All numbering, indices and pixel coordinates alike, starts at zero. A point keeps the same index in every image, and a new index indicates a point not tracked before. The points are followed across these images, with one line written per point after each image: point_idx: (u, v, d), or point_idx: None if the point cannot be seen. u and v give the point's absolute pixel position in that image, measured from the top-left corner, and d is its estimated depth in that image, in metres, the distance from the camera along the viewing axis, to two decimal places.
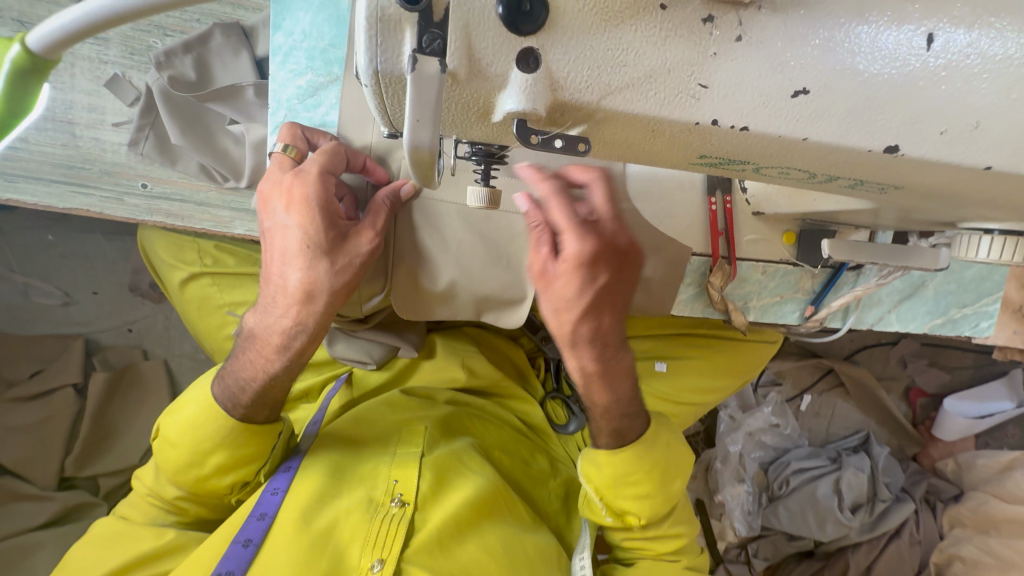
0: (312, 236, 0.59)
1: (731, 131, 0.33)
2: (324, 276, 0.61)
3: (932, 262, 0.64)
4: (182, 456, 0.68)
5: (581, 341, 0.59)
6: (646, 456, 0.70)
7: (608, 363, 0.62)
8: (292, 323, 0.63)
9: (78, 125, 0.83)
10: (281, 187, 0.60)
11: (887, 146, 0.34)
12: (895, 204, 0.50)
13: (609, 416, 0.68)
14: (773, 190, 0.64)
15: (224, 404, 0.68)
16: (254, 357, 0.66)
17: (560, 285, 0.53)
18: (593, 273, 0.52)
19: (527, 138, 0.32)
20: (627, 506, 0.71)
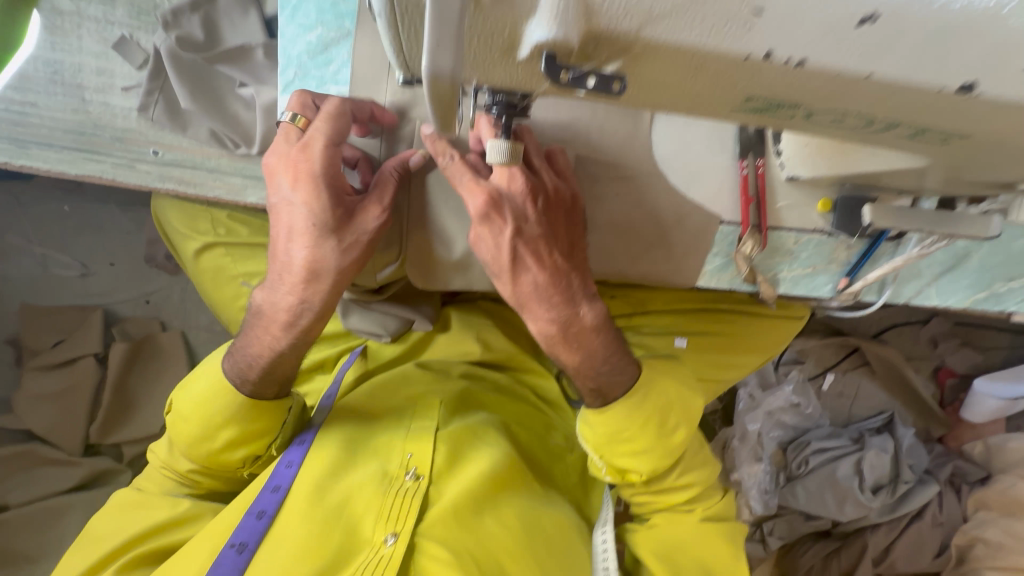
0: (317, 214, 0.59)
1: (785, 67, 0.29)
2: (329, 254, 0.60)
3: (982, 231, 0.59)
4: (192, 431, 0.68)
5: (529, 300, 0.62)
6: (638, 410, 0.66)
7: (565, 319, 0.63)
8: (297, 301, 0.63)
9: (87, 89, 0.81)
10: (286, 159, 0.59)
11: (962, 84, 0.30)
12: (950, 162, 0.46)
13: (584, 376, 0.66)
14: (815, 151, 0.59)
15: (234, 381, 0.68)
16: (263, 334, 0.66)
17: (481, 249, 0.61)
18: (499, 226, 0.59)
19: (556, 76, 0.29)
20: (627, 464, 0.69)
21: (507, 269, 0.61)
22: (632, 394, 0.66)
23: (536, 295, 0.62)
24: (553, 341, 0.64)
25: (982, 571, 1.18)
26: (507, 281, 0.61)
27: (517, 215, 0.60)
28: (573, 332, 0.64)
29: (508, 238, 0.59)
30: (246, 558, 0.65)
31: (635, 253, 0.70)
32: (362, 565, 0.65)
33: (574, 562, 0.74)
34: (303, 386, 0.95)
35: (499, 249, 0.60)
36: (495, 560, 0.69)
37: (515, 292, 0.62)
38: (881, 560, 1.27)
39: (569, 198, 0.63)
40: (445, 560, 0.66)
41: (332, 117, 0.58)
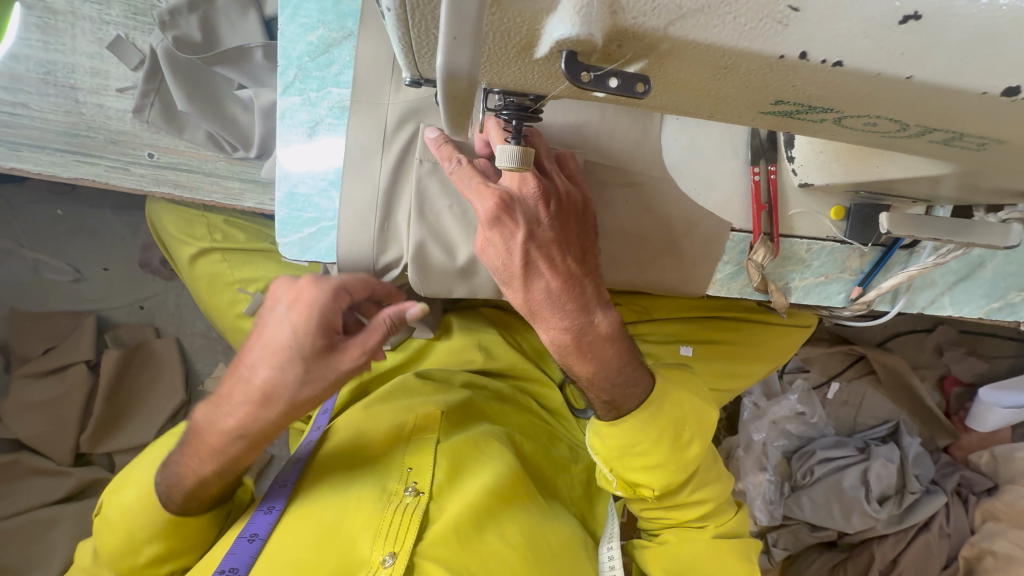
0: (297, 343, 0.57)
1: (821, 67, 0.27)
2: (288, 381, 0.57)
3: (1001, 240, 0.58)
4: (117, 543, 0.63)
5: (541, 306, 0.60)
6: (653, 423, 0.64)
7: (579, 328, 0.61)
8: (234, 426, 0.58)
9: (81, 90, 0.79)
10: (291, 285, 0.59)
11: (1007, 88, 0.28)
12: (977, 169, 0.44)
13: (597, 387, 0.64)
14: (831, 157, 0.57)
15: (160, 496, 0.63)
16: (193, 454, 0.60)
17: (491, 254, 0.59)
18: (512, 231, 0.57)
19: (577, 76, 0.27)
20: (639, 478, 0.67)
21: (519, 275, 0.59)
22: (647, 407, 0.64)
23: (549, 302, 0.60)
24: (567, 353, 0.62)
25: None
26: (519, 289, 0.59)
27: (530, 219, 0.58)
28: (588, 342, 0.62)
29: (520, 242, 0.57)
30: None
31: (644, 260, 0.69)
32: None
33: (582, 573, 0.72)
34: None
35: (510, 255, 0.58)
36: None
37: (526, 300, 0.60)
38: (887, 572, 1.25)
39: (580, 201, 0.61)
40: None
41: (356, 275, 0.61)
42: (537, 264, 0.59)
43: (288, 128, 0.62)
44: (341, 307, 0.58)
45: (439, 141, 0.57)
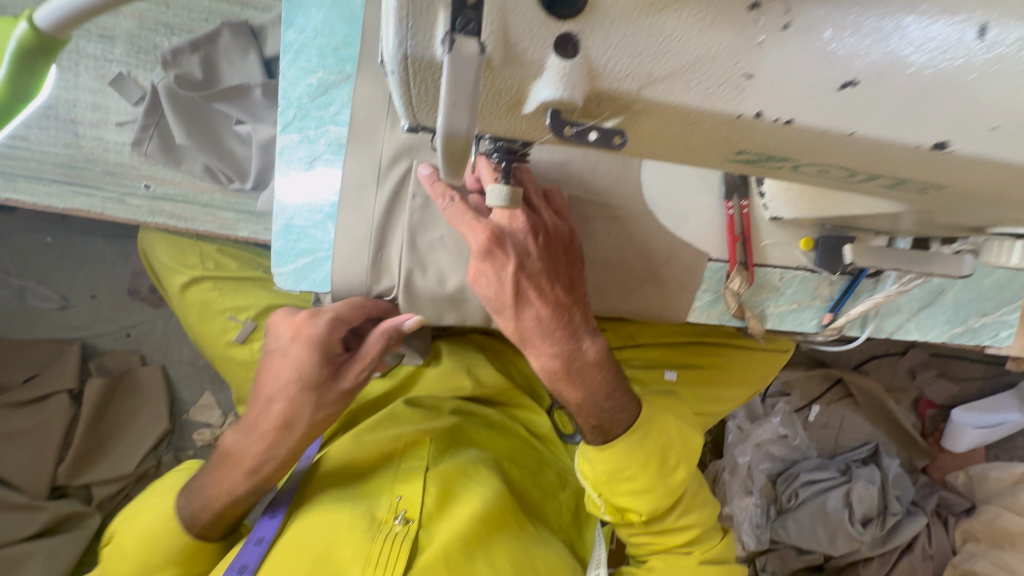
0: (301, 373, 0.65)
1: (775, 125, 0.31)
2: (305, 407, 0.66)
3: (956, 269, 0.62)
4: (132, 568, 0.67)
5: (531, 335, 0.63)
6: (640, 448, 0.66)
7: (568, 355, 0.64)
8: (264, 449, 0.66)
9: (81, 124, 0.82)
10: (294, 320, 0.67)
11: (936, 142, 0.32)
12: (926, 207, 0.49)
13: (587, 413, 0.66)
14: (797, 195, 0.62)
15: (184, 520, 0.68)
16: (222, 477, 0.67)
17: (484, 284, 0.61)
18: (502, 261, 0.60)
19: (561, 130, 0.30)
20: (626, 503, 0.68)
21: (510, 304, 0.62)
22: (634, 432, 0.66)
23: (539, 330, 0.62)
24: (557, 378, 0.64)
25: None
26: (510, 317, 0.62)
27: (519, 251, 0.61)
28: (576, 368, 0.64)
29: (510, 273, 0.60)
30: None
31: (627, 289, 0.72)
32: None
33: None
34: None
35: (502, 284, 0.61)
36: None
37: (517, 327, 0.63)
38: None
39: (568, 235, 0.65)
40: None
41: (349, 300, 0.66)
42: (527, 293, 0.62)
43: (287, 164, 0.65)
44: (335, 335, 0.65)
45: (431, 179, 0.60)
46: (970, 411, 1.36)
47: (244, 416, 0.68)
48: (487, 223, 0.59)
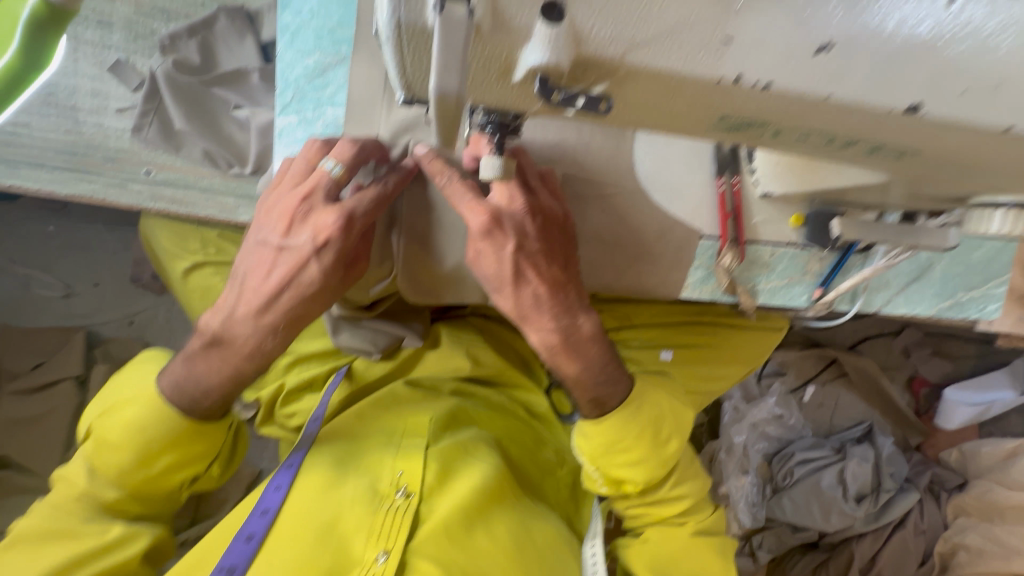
0: (329, 274, 0.60)
1: (755, 89, 0.32)
2: (322, 304, 0.62)
3: (942, 241, 0.64)
4: (128, 457, 0.63)
5: (530, 312, 0.64)
6: (633, 420, 0.68)
7: (564, 330, 0.66)
8: (278, 342, 0.63)
9: (82, 110, 0.83)
10: (318, 221, 0.58)
11: (909, 104, 0.33)
12: (909, 177, 0.50)
13: (583, 387, 0.68)
14: (785, 169, 0.63)
15: (176, 401, 0.63)
16: (221, 364, 0.62)
17: (484, 263, 0.63)
18: (501, 241, 0.61)
19: (549, 95, 0.32)
20: (620, 474, 0.70)
21: (509, 282, 0.63)
22: (628, 404, 0.68)
23: (537, 306, 0.64)
24: (555, 352, 0.66)
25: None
26: (508, 295, 0.64)
27: (518, 231, 0.62)
28: (574, 342, 0.66)
29: (510, 253, 0.61)
30: None
31: (620, 266, 0.74)
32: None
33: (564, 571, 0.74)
34: (293, 404, 0.97)
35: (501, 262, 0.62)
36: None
37: (516, 304, 0.64)
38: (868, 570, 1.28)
39: (564, 217, 0.66)
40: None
41: (376, 196, 0.60)
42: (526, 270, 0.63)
43: (287, 145, 0.67)
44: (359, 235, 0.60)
45: (429, 160, 0.61)
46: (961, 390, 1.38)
47: (244, 300, 0.61)
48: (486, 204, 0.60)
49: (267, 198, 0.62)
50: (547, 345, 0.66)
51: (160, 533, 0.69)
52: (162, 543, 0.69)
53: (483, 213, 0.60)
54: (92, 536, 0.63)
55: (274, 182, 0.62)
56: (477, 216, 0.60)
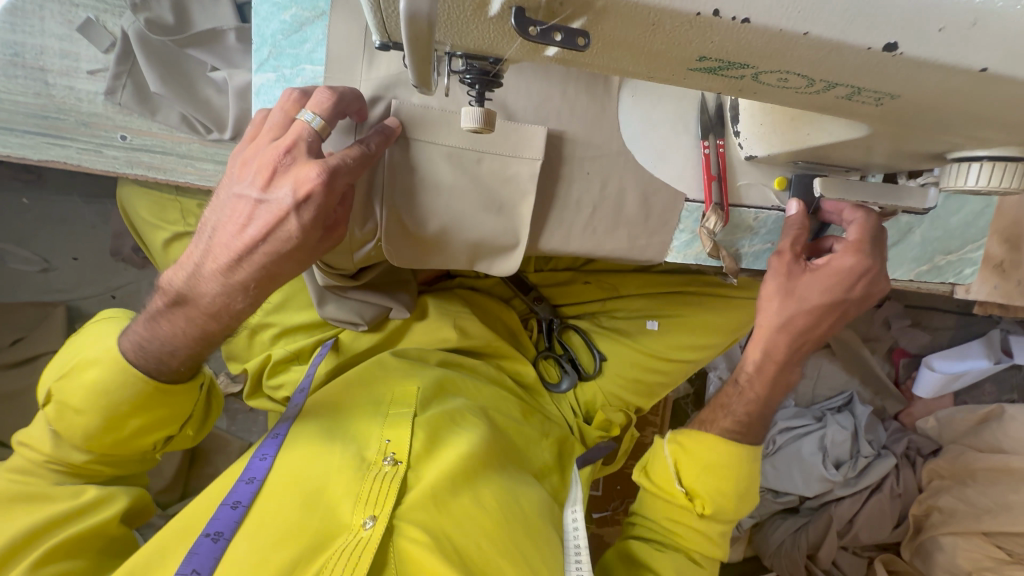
0: (299, 234, 0.59)
1: (733, 24, 0.32)
2: (288, 265, 0.61)
3: (920, 202, 0.65)
4: (91, 422, 0.65)
5: (785, 338, 0.73)
6: (735, 457, 0.74)
7: (796, 351, 0.74)
8: (243, 302, 0.62)
9: (51, 72, 0.80)
10: (300, 175, 0.56)
11: (885, 44, 0.33)
12: (890, 130, 0.50)
13: (750, 398, 0.77)
14: (770, 129, 0.63)
15: (143, 366, 0.64)
16: (183, 321, 0.62)
17: (811, 288, 0.70)
18: (851, 285, 0.69)
19: (526, 29, 0.32)
20: (704, 492, 0.75)
21: (841, 303, 0.71)
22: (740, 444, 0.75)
23: (789, 337, 0.73)
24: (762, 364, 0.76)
25: (941, 537, 1.24)
26: (800, 308, 0.71)
27: (839, 281, 0.69)
28: (767, 369, 0.76)
29: (840, 293, 0.70)
30: (222, 545, 0.63)
31: (604, 230, 0.74)
32: (341, 548, 0.63)
33: (551, 542, 0.74)
34: (279, 376, 0.97)
35: (838, 287, 0.69)
36: (475, 544, 0.68)
37: (806, 312, 0.71)
38: (845, 533, 1.33)
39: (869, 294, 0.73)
40: (425, 544, 0.65)
41: (360, 156, 0.58)
42: (853, 301, 0.71)
43: (264, 102, 0.67)
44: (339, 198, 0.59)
45: (866, 216, 0.69)
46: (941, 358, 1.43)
47: (210, 255, 0.60)
48: (870, 257, 0.68)
49: (244, 150, 0.60)
50: (771, 349, 0.74)
51: (136, 493, 0.73)
52: (141, 502, 0.74)
53: (859, 259, 0.68)
54: (65, 500, 0.67)
55: (250, 135, 0.60)
56: (851, 258, 0.68)
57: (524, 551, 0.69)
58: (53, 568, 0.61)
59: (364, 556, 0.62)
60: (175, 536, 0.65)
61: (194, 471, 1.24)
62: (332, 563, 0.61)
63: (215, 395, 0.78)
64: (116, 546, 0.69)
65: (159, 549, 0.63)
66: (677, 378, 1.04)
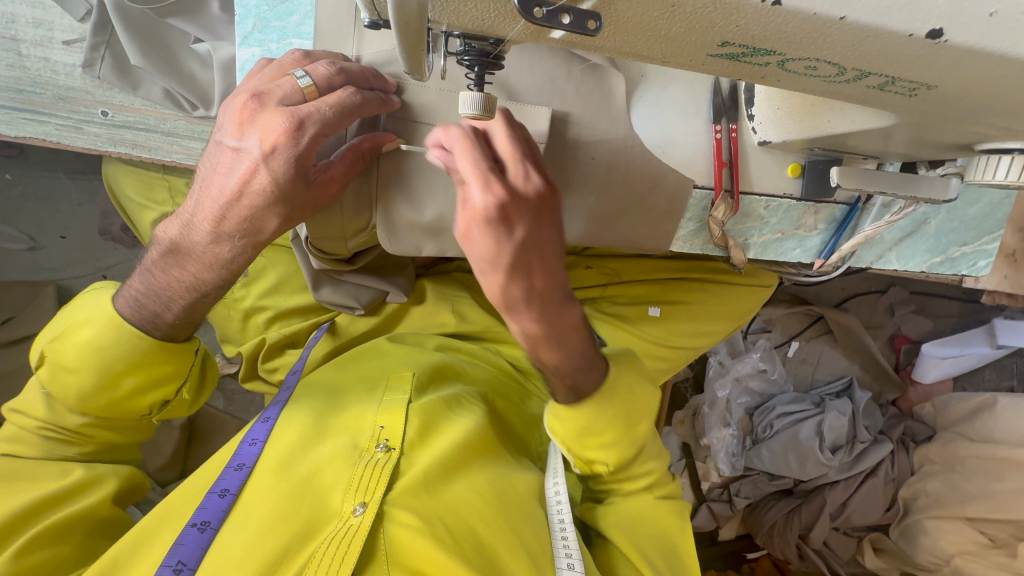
0: (273, 186, 0.56)
1: (761, 7, 0.29)
2: (271, 219, 0.59)
3: (941, 193, 0.60)
4: (86, 379, 0.65)
5: (516, 301, 0.59)
6: (609, 406, 0.70)
7: (548, 321, 0.62)
8: (224, 256, 0.62)
9: (24, 42, 0.75)
10: (267, 125, 0.54)
11: (930, 30, 0.30)
12: (913, 119, 0.46)
13: (561, 375, 0.68)
14: (787, 114, 0.60)
15: (133, 320, 0.65)
16: (178, 269, 0.63)
17: (477, 242, 0.54)
18: (505, 227, 0.53)
19: (529, 11, 0.30)
20: (595, 456, 0.71)
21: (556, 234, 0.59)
22: (604, 391, 0.69)
23: (525, 300, 0.58)
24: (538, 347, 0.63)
25: (926, 520, 1.26)
26: (540, 265, 0.57)
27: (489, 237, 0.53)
28: (537, 338, 0.63)
29: (517, 240, 0.54)
30: (209, 534, 0.62)
31: (609, 217, 0.70)
32: (330, 535, 0.61)
33: (537, 527, 0.70)
34: (274, 360, 0.96)
35: (541, 224, 0.56)
36: (469, 527, 0.65)
37: (545, 275, 0.58)
38: (838, 514, 1.32)
39: (535, 211, 0.55)
40: (415, 527, 0.62)
41: (339, 104, 0.55)
42: (527, 244, 0.55)
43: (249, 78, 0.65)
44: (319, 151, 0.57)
45: (470, 129, 0.55)
46: (942, 343, 1.40)
47: (195, 209, 0.61)
48: (499, 184, 0.52)
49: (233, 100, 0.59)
50: (527, 335, 0.63)
51: (127, 473, 0.73)
52: (132, 480, 0.73)
53: (491, 193, 0.52)
54: (53, 480, 0.66)
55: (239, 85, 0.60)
56: (480, 194, 0.52)
57: (520, 533, 0.67)
58: (41, 553, 0.60)
59: (352, 545, 0.60)
60: (158, 523, 0.64)
61: (192, 450, 1.24)
62: (320, 553, 0.59)
63: (208, 355, 0.76)
64: (109, 528, 0.68)
65: (144, 535, 0.63)
66: (679, 365, 1.01)
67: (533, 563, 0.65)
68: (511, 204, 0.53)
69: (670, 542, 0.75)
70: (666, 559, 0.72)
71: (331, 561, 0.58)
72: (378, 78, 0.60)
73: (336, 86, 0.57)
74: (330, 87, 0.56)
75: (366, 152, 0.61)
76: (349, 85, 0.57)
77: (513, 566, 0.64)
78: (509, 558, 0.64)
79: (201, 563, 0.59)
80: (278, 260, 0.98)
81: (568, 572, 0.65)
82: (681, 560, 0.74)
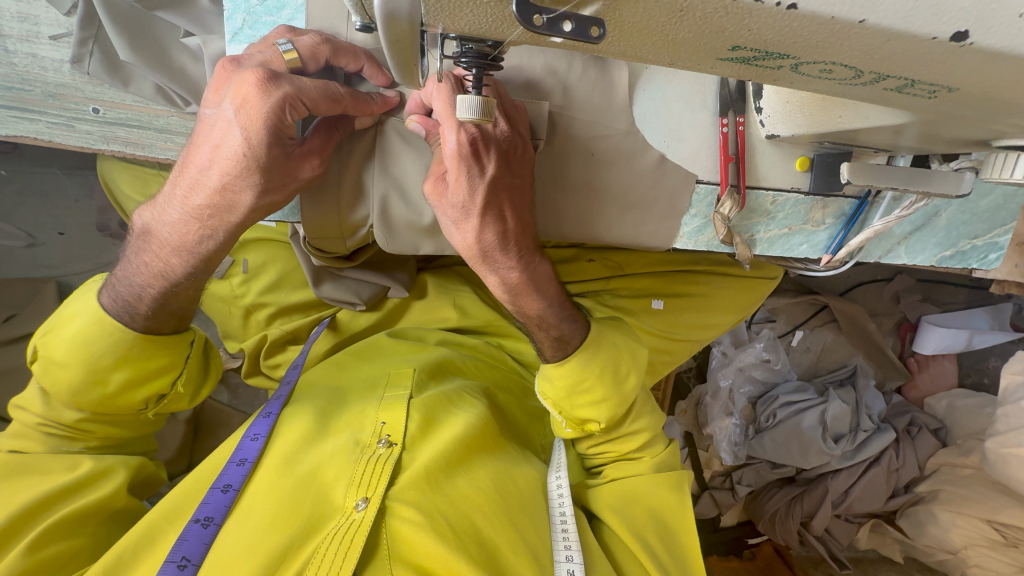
0: (247, 150, 0.54)
1: (776, 10, 0.28)
2: (246, 193, 0.57)
3: (954, 187, 0.58)
4: (75, 376, 0.65)
5: (492, 250, 0.63)
6: (594, 360, 0.70)
7: (524, 273, 0.66)
8: (197, 238, 0.60)
9: (10, 38, 0.73)
10: (240, 82, 0.53)
11: (954, 33, 0.28)
12: (931, 116, 0.44)
13: (546, 325, 0.70)
14: (796, 108, 0.58)
15: (116, 314, 0.64)
16: (150, 254, 0.63)
17: (452, 187, 0.58)
18: (478, 166, 0.58)
19: (529, 19, 0.29)
20: (586, 413, 0.71)
21: (527, 180, 0.62)
22: (587, 346, 0.70)
23: (500, 245, 0.63)
24: (515, 292, 0.67)
25: (937, 512, 1.23)
26: (510, 209, 0.62)
27: (473, 171, 0.58)
28: (516, 284, 0.67)
29: (484, 182, 0.58)
30: (212, 530, 0.62)
31: (611, 215, 0.69)
32: (331, 531, 0.61)
33: (536, 523, 0.69)
34: (276, 356, 0.95)
35: (511, 170, 0.60)
36: (468, 520, 0.65)
37: (516, 218, 0.63)
38: (839, 502, 1.30)
39: (507, 141, 0.59)
40: (416, 522, 0.62)
41: (325, 87, 0.55)
42: (502, 185, 0.60)
43: None
44: (295, 117, 0.55)
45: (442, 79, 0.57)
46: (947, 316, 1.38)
47: (167, 190, 0.61)
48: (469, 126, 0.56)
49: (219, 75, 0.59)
50: (504, 285, 0.67)
51: (138, 462, 0.73)
52: (143, 470, 0.73)
53: (461, 134, 0.56)
54: (64, 473, 0.66)
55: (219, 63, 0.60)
56: (453, 135, 0.56)
57: (521, 530, 0.67)
58: (53, 549, 0.60)
59: (354, 541, 0.60)
60: (163, 520, 0.63)
61: (197, 444, 1.24)
62: (322, 551, 0.60)
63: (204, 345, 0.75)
64: (122, 518, 0.68)
65: (147, 533, 0.62)
66: (680, 357, 1.00)
67: (534, 561, 0.65)
68: (486, 139, 0.58)
69: (670, 525, 0.75)
70: (666, 543, 0.73)
71: (334, 559, 0.59)
72: (370, 60, 0.60)
73: (322, 57, 0.57)
74: (314, 57, 0.56)
75: (341, 119, 0.61)
76: (334, 57, 0.58)
77: (516, 563, 0.64)
78: (510, 552, 0.64)
79: (206, 559, 0.60)
80: (277, 256, 0.97)
81: (566, 565, 0.66)
82: (679, 540, 0.74)
